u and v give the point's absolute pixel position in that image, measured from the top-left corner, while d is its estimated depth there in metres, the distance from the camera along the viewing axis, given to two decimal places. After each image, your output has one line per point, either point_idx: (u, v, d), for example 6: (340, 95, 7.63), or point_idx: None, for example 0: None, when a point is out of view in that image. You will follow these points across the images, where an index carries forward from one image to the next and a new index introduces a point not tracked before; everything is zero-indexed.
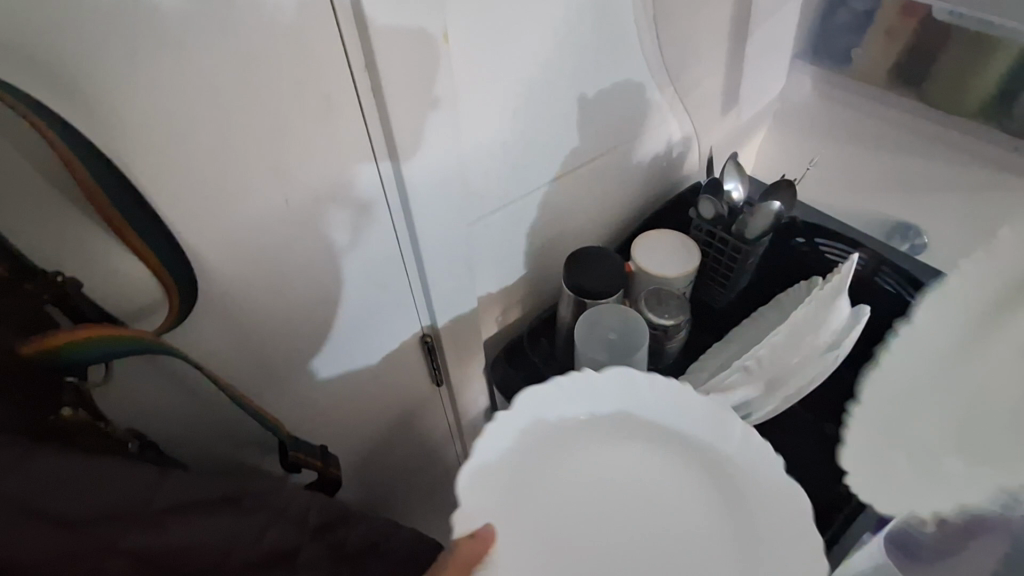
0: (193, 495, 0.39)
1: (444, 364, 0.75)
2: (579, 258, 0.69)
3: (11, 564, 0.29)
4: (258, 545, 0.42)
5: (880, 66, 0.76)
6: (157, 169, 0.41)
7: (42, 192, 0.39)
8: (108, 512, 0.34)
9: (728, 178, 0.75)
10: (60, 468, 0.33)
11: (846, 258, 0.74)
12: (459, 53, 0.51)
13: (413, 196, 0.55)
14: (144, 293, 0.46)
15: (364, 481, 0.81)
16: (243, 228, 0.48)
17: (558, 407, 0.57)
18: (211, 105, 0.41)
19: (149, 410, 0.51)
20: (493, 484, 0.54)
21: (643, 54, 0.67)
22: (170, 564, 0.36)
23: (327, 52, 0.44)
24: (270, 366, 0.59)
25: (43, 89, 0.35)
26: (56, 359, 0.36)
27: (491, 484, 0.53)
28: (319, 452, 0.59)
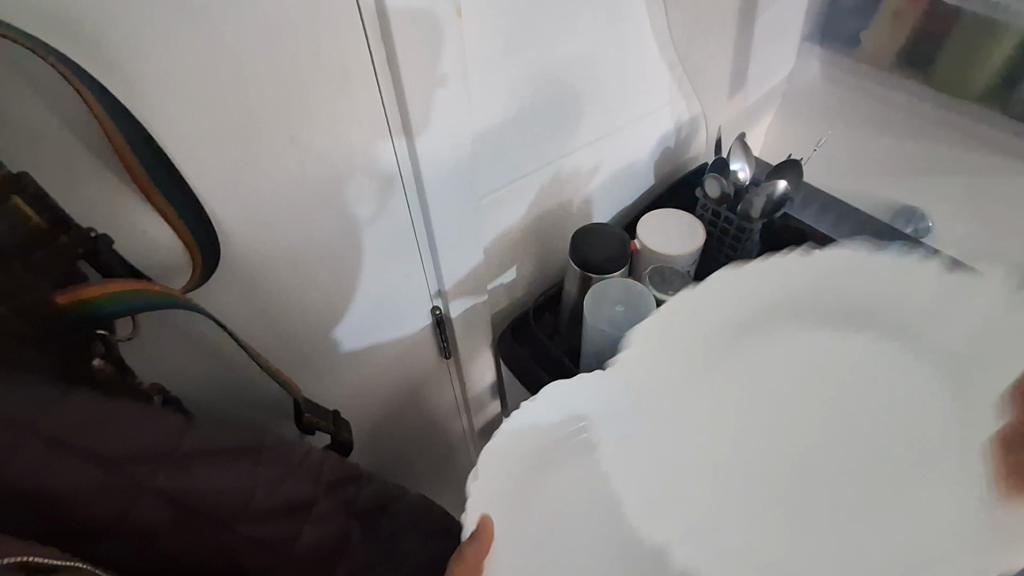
0: (215, 443, 0.41)
1: (454, 336, 0.77)
2: (582, 234, 0.71)
3: (51, 490, 0.34)
4: (278, 493, 0.45)
5: (888, 49, 0.76)
6: (184, 137, 0.43)
7: (75, 152, 0.40)
8: (134, 453, 0.37)
9: (734, 158, 0.76)
10: (90, 412, 0.36)
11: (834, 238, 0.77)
12: (471, 27, 0.52)
13: (426, 169, 0.57)
14: (169, 254, 0.48)
15: (374, 450, 0.83)
16: (265, 195, 0.50)
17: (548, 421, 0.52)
18: (234, 75, 0.43)
19: (169, 369, 0.53)
20: (510, 477, 0.50)
21: (653, 30, 0.68)
22: (194, 503, 0.40)
23: (345, 23, 0.45)
24: (286, 334, 0.61)
25: (78, 53, 0.37)
26: (88, 310, 0.38)
27: (510, 472, 0.50)
28: (332, 416, 0.60)
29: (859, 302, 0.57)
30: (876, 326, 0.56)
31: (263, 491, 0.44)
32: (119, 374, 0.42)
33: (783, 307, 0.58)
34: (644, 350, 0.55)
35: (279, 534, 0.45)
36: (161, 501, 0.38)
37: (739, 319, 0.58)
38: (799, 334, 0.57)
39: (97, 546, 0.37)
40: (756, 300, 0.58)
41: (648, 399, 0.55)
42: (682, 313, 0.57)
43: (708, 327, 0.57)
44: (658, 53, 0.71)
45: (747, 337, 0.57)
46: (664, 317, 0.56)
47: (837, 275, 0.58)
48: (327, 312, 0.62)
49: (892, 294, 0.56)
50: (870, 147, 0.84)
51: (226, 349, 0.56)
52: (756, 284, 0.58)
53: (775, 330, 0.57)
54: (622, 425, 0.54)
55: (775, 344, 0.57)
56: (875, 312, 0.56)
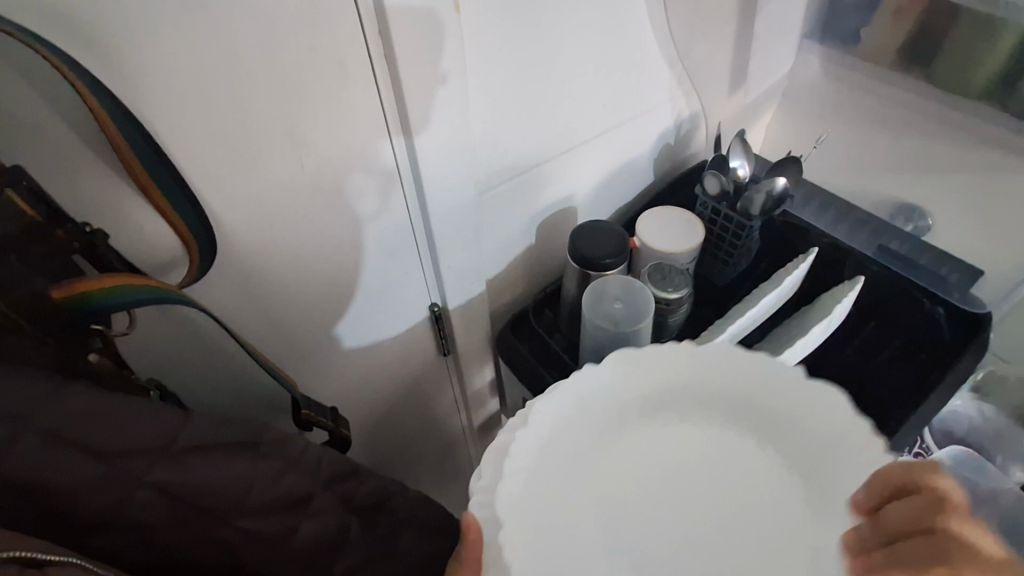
0: (212, 437, 0.41)
1: (452, 334, 0.77)
2: (581, 231, 0.71)
3: (48, 484, 0.34)
4: (276, 487, 0.45)
5: (890, 47, 0.76)
6: (180, 131, 0.43)
7: (71, 146, 0.40)
8: (131, 447, 0.37)
9: (734, 156, 0.76)
10: (87, 406, 0.36)
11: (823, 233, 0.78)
12: (470, 23, 0.52)
13: (425, 166, 0.57)
14: (165, 250, 0.48)
15: (373, 448, 0.83)
16: (262, 191, 0.50)
17: (551, 430, 0.50)
18: (232, 69, 0.42)
19: (167, 365, 0.53)
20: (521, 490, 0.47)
21: (654, 26, 0.68)
22: (191, 497, 0.40)
23: (343, 19, 0.45)
24: (285, 331, 0.61)
25: (74, 46, 0.36)
26: (85, 305, 0.38)
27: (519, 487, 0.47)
28: (331, 412, 0.60)
29: (767, 405, 0.51)
30: (786, 453, 0.49)
31: (262, 485, 0.44)
32: (116, 367, 0.43)
33: (669, 393, 0.53)
34: (552, 423, 0.51)
35: (278, 528, 0.45)
36: (158, 495, 0.38)
37: (633, 403, 0.53)
38: (694, 429, 0.51)
39: (95, 540, 0.37)
40: (676, 378, 0.53)
41: (648, 398, 0.53)
42: (594, 388, 0.53)
43: (614, 407, 0.52)
44: (658, 49, 0.70)
45: (658, 418, 0.52)
46: (572, 394, 0.52)
47: (717, 386, 0.53)
48: (326, 309, 0.62)
49: (776, 387, 0.51)
50: (871, 144, 0.84)
51: (225, 345, 0.56)
52: (664, 367, 0.54)
53: (685, 419, 0.52)
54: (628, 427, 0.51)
55: (654, 444, 0.51)
56: (748, 401, 0.52)
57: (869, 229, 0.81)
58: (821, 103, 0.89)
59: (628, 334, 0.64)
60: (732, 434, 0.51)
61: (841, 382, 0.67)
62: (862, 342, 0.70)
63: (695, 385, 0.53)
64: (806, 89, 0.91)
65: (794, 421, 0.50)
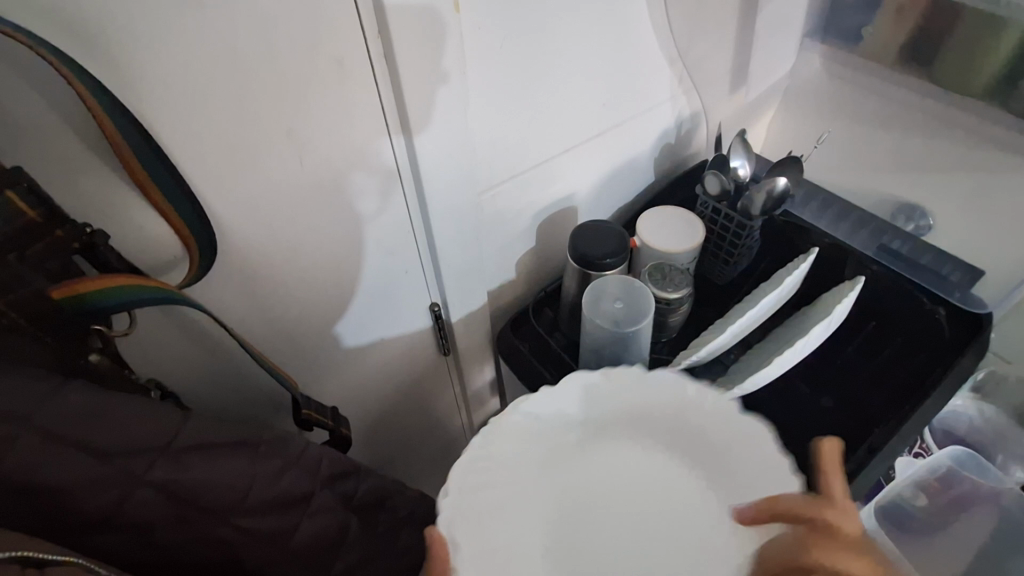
0: (213, 436, 0.42)
1: (452, 333, 0.77)
2: (581, 231, 0.70)
3: (50, 485, 0.34)
4: (276, 485, 0.45)
5: (891, 46, 0.76)
6: (181, 130, 0.43)
7: (71, 146, 0.40)
8: (130, 446, 0.37)
9: (734, 156, 0.76)
10: (85, 405, 0.36)
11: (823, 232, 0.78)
12: (471, 24, 0.52)
13: (425, 165, 0.57)
14: (165, 248, 0.48)
15: (373, 447, 0.83)
16: (262, 191, 0.50)
17: (506, 444, 0.54)
18: (231, 69, 0.42)
19: (169, 365, 0.53)
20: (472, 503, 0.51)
21: (654, 25, 0.68)
22: (191, 496, 0.40)
23: (343, 19, 0.45)
24: (286, 330, 0.61)
25: (75, 46, 0.37)
26: (85, 306, 0.38)
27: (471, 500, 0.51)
28: (331, 412, 0.60)
29: (704, 433, 0.55)
30: (712, 473, 0.55)
31: (261, 483, 0.44)
32: (116, 367, 0.43)
33: (614, 416, 0.58)
34: (510, 445, 0.54)
35: (278, 526, 0.45)
36: (158, 494, 0.38)
37: (582, 427, 0.57)
38: (631, 448, 0.58)
39: (94, 540, 0.37)
40: (623, 401, 0.57)
41: (597, 414, 0.58)
42: (550, 413, 0.56)
43: (565, 430, 0.57)
44: (659, 48, 0.70)
45: (602, 440, 0.58)
46: (530, 417, 0.55)
47: (659, 412, 0.57)
48: (327, 309, 0.62)
49: (715, 418, 0.55)
50: (872, 143, 0.84)
51: (225, 345, 0.56)
52: (617, 393, 0.57)
53: (624, 441, 0.58)
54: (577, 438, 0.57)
55: (593, 463, 0.57)
56: (686, 428, 0.56)
57: (871, 228, 0.81)
58: (822, 102, 0.89)
59: (628, 333, 0.64)
60: (661, 454, 0.57)
61: (841, 381, 0.67)
62: (861, 342, 0.70)
63: (640, 408, 0.57)
64: (807, 88, 0.91)
65: (725, 448, 0.54)
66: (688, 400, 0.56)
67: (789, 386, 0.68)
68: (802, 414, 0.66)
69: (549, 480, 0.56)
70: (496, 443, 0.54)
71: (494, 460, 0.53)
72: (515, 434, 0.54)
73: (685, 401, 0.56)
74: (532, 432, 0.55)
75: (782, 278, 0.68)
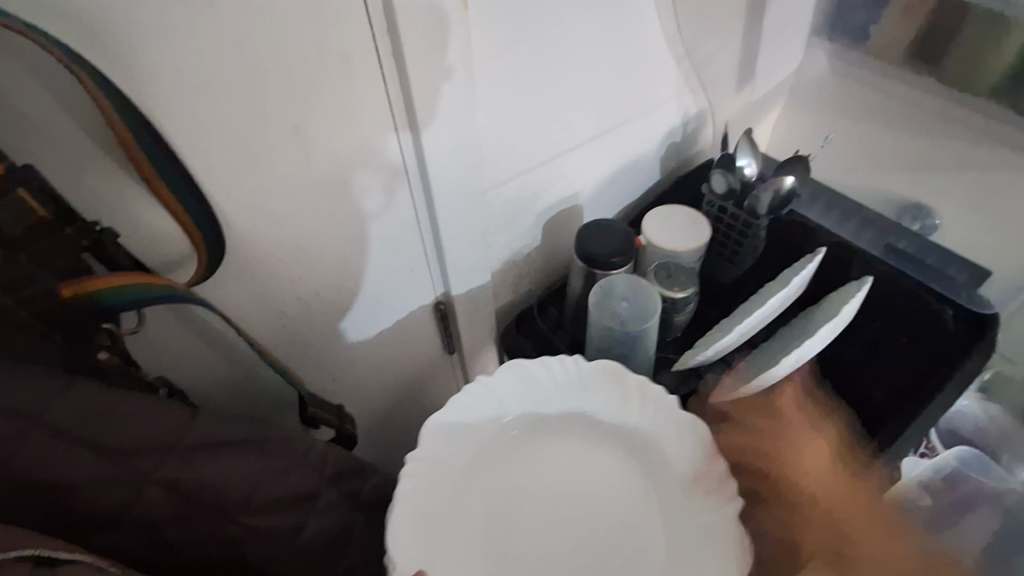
0: (223, 435, 0.42)
1: (457, 331, 0.77)
2: (586, 229, 0.70)
3: (62, 484, 0.34)
4: (284, 484, 0.45)
5: (897, 45, 0.76)
6: (191, 129, 0.43)
7: (81, 145, 0.40)
8: (139, 445, 0.37)
9: (741, 154, 0.75)
10: (98, 403, 0.36)
11: (831, 232, 0.77)
12: (476, 21, 0.52)
13: (430, 161, 0.57)
14: (174, 245, 0.47)
15: (378, 444, 0.83)
16: (269, 189, 0.50)
17: (445, 443, 0.54)
18: (239, 67, 0.42)
19: (177, 364, 0.53)
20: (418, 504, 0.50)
21: (661, 24, 0.67)
22: (199, 495, 0.40)
23: (350, 15, 0.45)
24: (292, 328, 0.61)
25: (85, 45, 0.37)
26: (92, 304, 0.38)
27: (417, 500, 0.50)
28: (336, 409, 0.60)
29: (636, 432, 0.56)
30: (645, 472, 0.55)
31: (269, 482, 0.44)
32: (125, 365, 0.43)
33: (553, 413, 0.57)
34: (448, 439, 0.54)
35: (282, 524, 0.45)
36: (163, 493, 0.38)
37: (520, 424, 0.57)
38: (570, 446, 0.56)
39: (101, 537, 0.37)
40: (562, 400, 0.58)
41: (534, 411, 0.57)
42: (490, 409, 0.56)
43: (504, 427, 0.56)
44: (665, 45, 0.70)
45: (539, 438, 0.56)
46: (468, 413, 0.55)
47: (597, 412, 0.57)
48: (333, 306, 0.62)
49: (648, 420, 0.56)
50: (878, 142, 0.84)
51: (230, 341, 0.56)
52: (557, 390, 0.58)
53: (568, 442, 0.56)
54: (517, 439, 0.56)
55: (531, 461, 0.55)
56: (619, 428, 0.57)
57: (878, 227, 0.80)
58: (828, 101, 0.88)
59: (634, 332, 0.64)
60: (602, 452, 0.56)
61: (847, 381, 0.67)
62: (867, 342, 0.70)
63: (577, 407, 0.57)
64: (813, 86, 0.90)
65: (654, 444, 0.56)
66: (622, 400, 0.57)
67: (793, 385, 0.68)
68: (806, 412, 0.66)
69: (485, 476, 0.53)
70: (438, 437, 0.53)
71: (439, 458, 0.53)
72: (455, 432, 0.54)
73: (619, 400, 0.57)
74: (471, 427, 0.55)
75: (789, 279, 0.68)
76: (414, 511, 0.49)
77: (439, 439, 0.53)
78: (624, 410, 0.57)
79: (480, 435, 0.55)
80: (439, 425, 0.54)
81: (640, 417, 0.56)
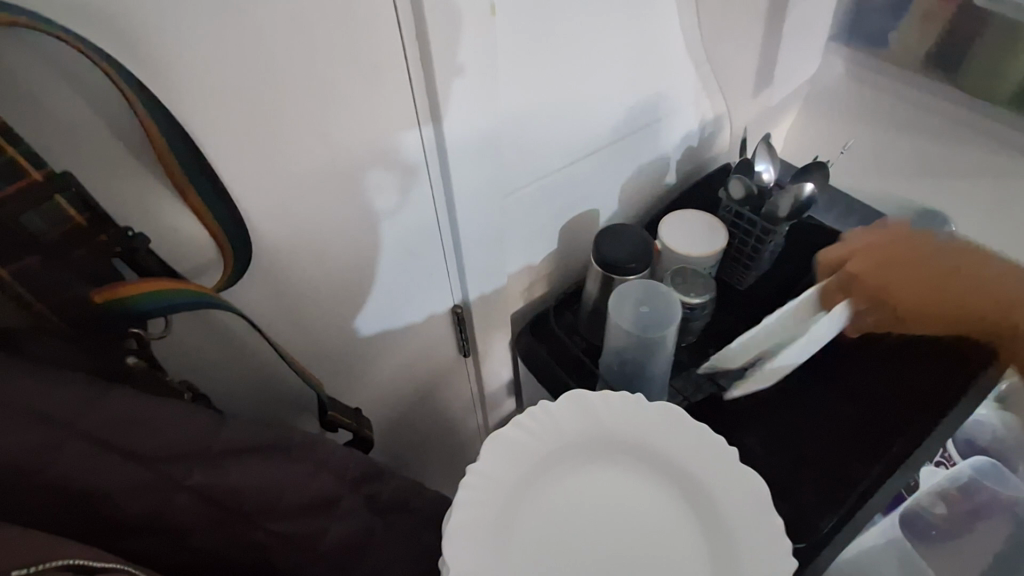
0: (248, 441, 0.42)
1: (472, 334, 0.77)
2: (603, 236, 0.70)
3: (95, 489, 0.35)
4: (307, 490, 0.45)
5: (917, 51, 0.76)
6: (220, 135, 0.43)
7: (113, 151, 0.40)
8: (167, 452, 0.37)
9: (759, 160, 0.75)
10: (130, 408, 0.36)
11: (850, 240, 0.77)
12: (503, 25, 0.52)
13: (452, 164, 0.57)
14: (199, 249, 0.47)
15: (390, 447, 0.83)
16: (295, 194, 0.50)
17: (499, 464, 0.51)
18: (271, 73, 0.42)
19: (199, 366, 0.53)
20: (470, 524, 0.48)
21: (683, 29, 0.67)
22: (226, 501, 0.40)
23: (379, 20, 0.45)
24: (312, 330, 0.61)
25: (122, 52, 0.37)
26: (120, 309, 0.38)
27: (469, 520, 0.48)
28: (354, 413, 0.60)
29: (689, 470, 0.52)
30: (698, 516, 0.50)
31: (294, 488, 0.44)
32: (151, 369, 0.43)
33: (606, 439, 0.54)
34: (498, 459, 0.51)
35: (306, 531, 0.45)
36: (194, 499, 0.38)
37: (572, 446, 0.53)
38: (621, 476, 0.52)
39: (134, 539, 0.37)
40: (612, 428, 0.54)
41: (583, 438, 0.53)
42: (544, 429, 0.53)
43: (555, 447, 0.53)
44: (687, 51, 0.70)
45: (586, 468, 0.52)
46: (519, 429, 0.53)
47: (649, 444, 0.53)
48: (352, 309, 0.62)
49: (702, 458, 0.52)
50: (895, 149, 0.84)
51: (253, 346, 0.56)
52: (609, 418, 0.54)
53: (615, 475, 0.52)
54: (562, 467, 0.52)
55: (576, 492, 0.51)
56: (671, 462, 0.52)
57: None
58: (845, 106, 0.88)
59: (654, 340, 0.64)
60: (652, 488, 0.51)
61: (887, 398, 0.66)
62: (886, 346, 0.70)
63: (629, 438, 0.54)
64: (829, 92, 0.90)
65: (707, 482, 0.51)
66: (677, 435, 0.53)
67: (810, 393, 0.68)
68: (825, 419, 0.66)
69: (526, 504, 0.50)
70: (491, 458, 0.51)
71: (491, 476, 0.50)
72: (505, 457, 0.51)
73: (673, 434, 0.53)
74: (520, 450, 0.52)
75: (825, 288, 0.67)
76: (461, 536, 0.47)
77: (493, 461, 0.51)
78: (678, 446, 0.53)
79: (529, 455, 0.52)
80: (493, 448, 0.52)
81: (692, 453, 0.52)
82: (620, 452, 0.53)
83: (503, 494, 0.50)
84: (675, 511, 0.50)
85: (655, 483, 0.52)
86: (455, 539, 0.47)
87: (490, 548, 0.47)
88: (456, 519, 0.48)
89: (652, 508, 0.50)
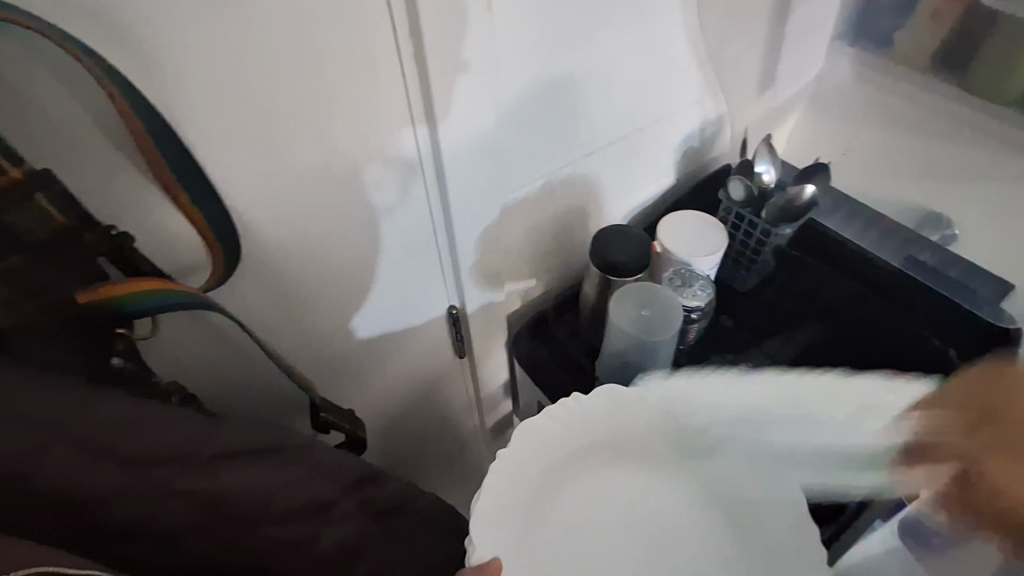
0: (243, 443, 0.41)
1: (470, 336, 0.76)
2: (602, 237, 0.69)
3: (84, 495, 0.34)
4: (300, 494, 0.44)
5: (923, 52, 0.74)
6: (211, 133, 0.42)
7: (101, 148, 0.39)
8: (159, 455, 0.37)
9: (760, 161, 0.75)
10: (121, 411, 0.36)
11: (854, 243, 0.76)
12: (503, 22, 0.51)
13: (451, 164, 0.56)
14: (190, 250, 0.46)
15: (386, 449, 0.82)
16: (289, 193, 0.49)
17: (537, 454, 0.54)
18: (263, 69, 0.42)
19: (190, 366, 0.53)
20: (496, 512, 0.51)
21: (685, 28, 0.66)
22: (220, 505, 0.39)
23: (374, 16, 0.44)
24: (307, 332, 0.60)
25: (110, 47, 0.36)
26: (114, 308, 0.38)
27: (497, 508, 0.51)
28: (349, 415, 0.59)
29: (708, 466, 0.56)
30: (711, 508, 0.54)
31: (287, 491, 0.43)
32: (139, 371, 0.42)
33: (635, 435, 0.57)
34: (529, 450, 0.54)
35: (301, 535, 0.44)
36: (186, 503, 0.38)
37: (601, 441, 0.56)
38: (643, 470, 0.56)
39: (124, 548, 0.37)
40: (642, 424, 0.57)
41: (615, 433, 0.56)
42: (575, 421, 0.56)
43: (587, 441, 0.56)
44: (689, 50, 0.69)
45: (610, 461, 0.55)
46: (551, 421, 0.55)
47: (672, 441, 0.57)
48: (347, 310, 0.62)
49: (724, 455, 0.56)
50: (900, 150, 0.82)
51: (246, 348, 0.55)
52: (642, 415, 0.57)
53: (637, 468, 0.56)
54: (589, 458, 0.55)
55: (601, 481, 0.55)
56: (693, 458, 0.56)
57: (899, 237, 0.80)
58: (849, 108, 0.87)
59: (654, 344, 0.64)
60: (670, 481, 0.55)
61: None
62: (900, 346, 0.69)
63: (656, 436, 0.57)
64: (834, 93, 0.89)
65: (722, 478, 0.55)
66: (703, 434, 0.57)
67: None
68: None
69: (552, 492, 0.54)
70: (522, 450, 0.54)
71: (521, 467, 0.53)
72: (539, 448, 0.54)
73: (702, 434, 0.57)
74: (551, 442, 0.55)
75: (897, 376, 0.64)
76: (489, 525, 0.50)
77: (529, 451, 0.54)
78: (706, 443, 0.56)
79: (560, 446, 0.55)
80: (527, 439, 0.54)
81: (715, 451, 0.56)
82: (647, 448, 0.56)
83: (534, 483, 0.53)
84: (689, 503, 0.55)
85: (679, 477, 0.56)
86: (484, 527, 0.50)
87: (520, 533, 0.51)
88: (485, 507, 0.51)
89: (672, 499, 0.55)
